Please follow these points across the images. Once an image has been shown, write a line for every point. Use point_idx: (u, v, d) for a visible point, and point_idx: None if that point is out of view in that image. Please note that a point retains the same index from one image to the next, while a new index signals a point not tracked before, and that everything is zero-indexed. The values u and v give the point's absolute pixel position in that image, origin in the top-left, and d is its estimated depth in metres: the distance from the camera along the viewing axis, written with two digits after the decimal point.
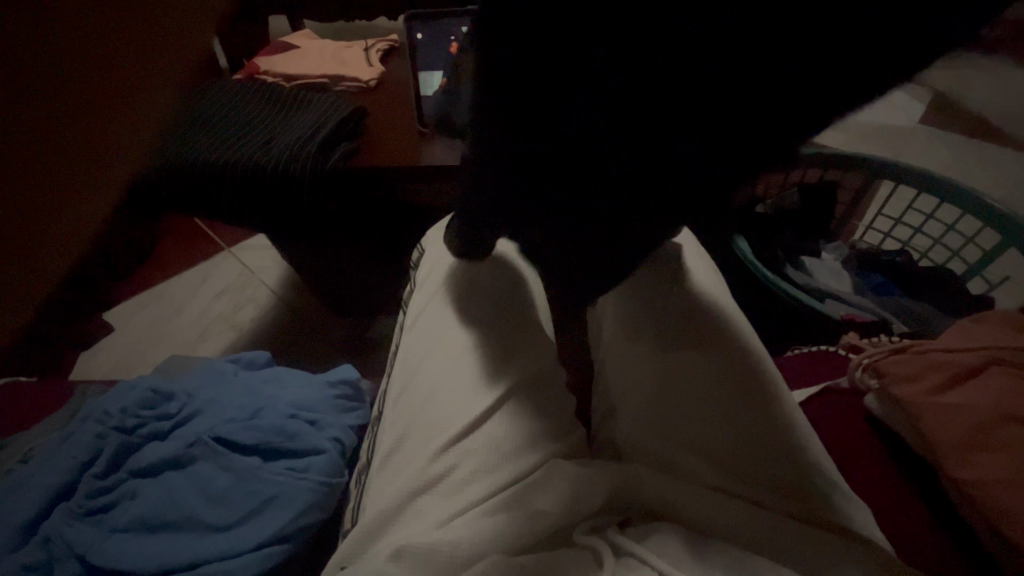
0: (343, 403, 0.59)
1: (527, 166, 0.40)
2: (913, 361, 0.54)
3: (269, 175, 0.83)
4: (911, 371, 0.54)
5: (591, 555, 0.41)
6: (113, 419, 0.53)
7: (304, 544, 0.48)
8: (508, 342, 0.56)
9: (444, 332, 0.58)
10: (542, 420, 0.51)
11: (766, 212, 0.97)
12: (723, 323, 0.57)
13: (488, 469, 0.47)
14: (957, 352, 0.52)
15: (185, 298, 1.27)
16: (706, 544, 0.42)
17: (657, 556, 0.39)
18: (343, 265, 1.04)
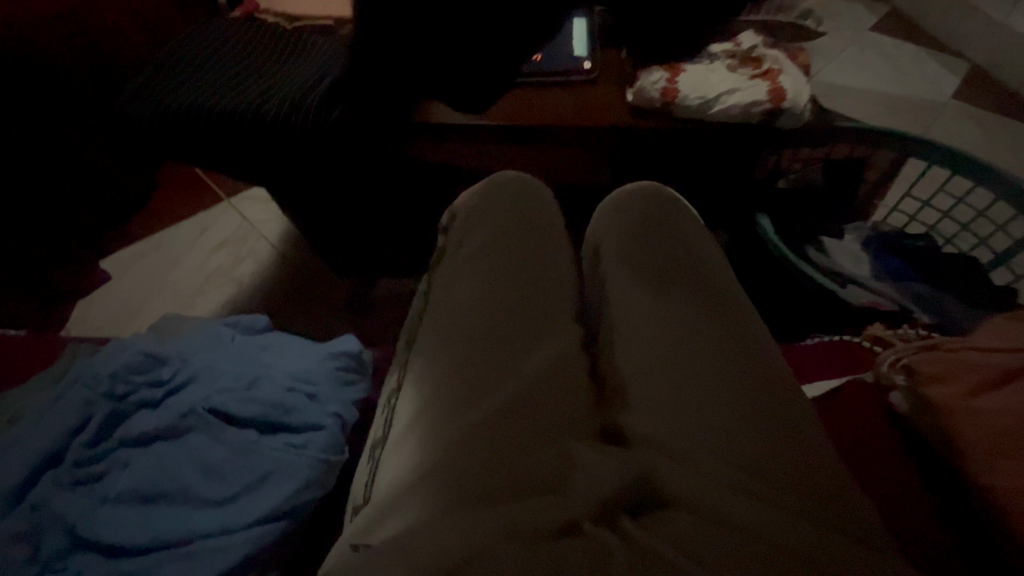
0: (345, 380, 0.56)
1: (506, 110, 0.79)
2: (935, 364, 0.51)
3: (267, 128, 0.79)
4: (935, 374, 0.51)
5: (597, 545, 0.38)
6: (103, 384, 0.51)
7: (301, 520, 0.46)
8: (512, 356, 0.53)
9: (461, 311, 0.56)
10: (557, 408, 0.50)
11: (787, 187, 0.94)
12: (735, 320, 0.57)
13: (496, 468, 0.44)
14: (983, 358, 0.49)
15: (184, 251, 1.24)
16: (721, 539, 0.39)
17: (673, 551, 0.38)
18: (345, 226, 1.00)
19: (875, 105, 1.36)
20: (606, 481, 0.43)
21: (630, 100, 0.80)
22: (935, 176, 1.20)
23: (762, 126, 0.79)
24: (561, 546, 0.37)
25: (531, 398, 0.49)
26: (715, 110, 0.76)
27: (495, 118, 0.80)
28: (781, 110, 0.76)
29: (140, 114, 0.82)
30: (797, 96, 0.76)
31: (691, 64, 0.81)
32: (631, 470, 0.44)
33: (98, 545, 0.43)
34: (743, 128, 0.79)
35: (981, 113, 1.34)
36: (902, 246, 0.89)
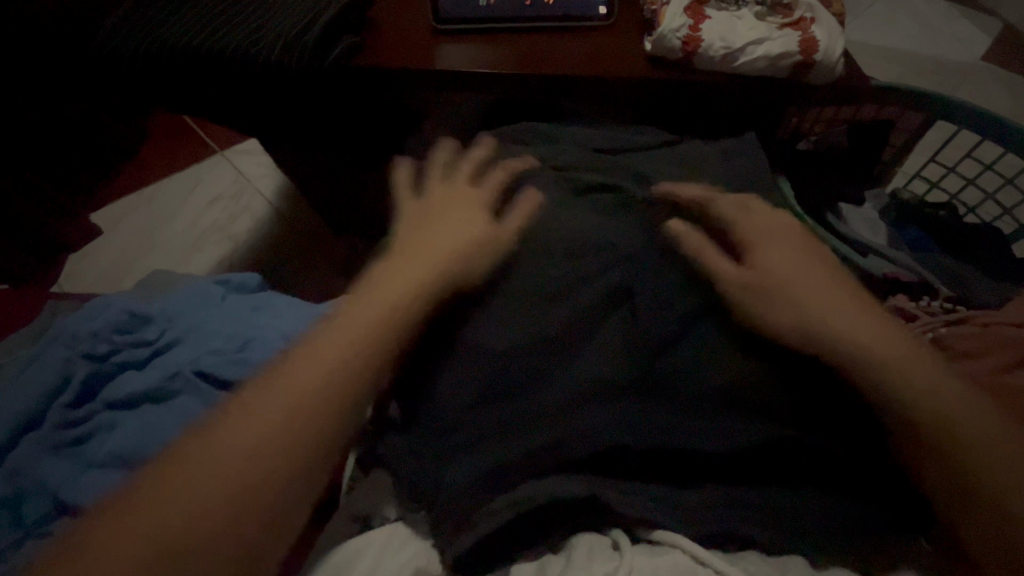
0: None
1: (521, 61, 0.75)
2: (774, 268, 0.44)
3: (260, 73, 0.73)
4: (835, 298, 0.42)
5: (607, 542, 0.38)
6: (84, 344, 0.51)
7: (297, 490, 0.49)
8: (519, 306, 0.45)
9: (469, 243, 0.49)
10: (585, 365, 0.42)
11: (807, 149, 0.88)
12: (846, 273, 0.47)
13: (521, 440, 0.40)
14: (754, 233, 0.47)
15: (178, 205, 1.20)
16: (724, 534, 0.38)
17: (693, 544, 0.37)
18: (341, 182, 0.95)
19: (900, 65, 1.28)
20: (609, 463, 0.40)
21: (648, 49, 0.74)
22: (960, 141, 1.14)
23: (790, 79, 0.73)
24: (565, 553, 0.37)
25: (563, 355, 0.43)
26: (740, 62, 0.71)
27: (502, 65, 0.75)
28: (813, 64, 0.70)
29: (119, 52, 0.76)
30: (830, 48, 0.70)
31: (717, 8, 0.73)
32: (641, 463, 0.40)
33: (82, 509, 0.44)
34: (770, 82, 0.73)
35: (1011, 75, 1.26)
36: (923, 214, 0.85)
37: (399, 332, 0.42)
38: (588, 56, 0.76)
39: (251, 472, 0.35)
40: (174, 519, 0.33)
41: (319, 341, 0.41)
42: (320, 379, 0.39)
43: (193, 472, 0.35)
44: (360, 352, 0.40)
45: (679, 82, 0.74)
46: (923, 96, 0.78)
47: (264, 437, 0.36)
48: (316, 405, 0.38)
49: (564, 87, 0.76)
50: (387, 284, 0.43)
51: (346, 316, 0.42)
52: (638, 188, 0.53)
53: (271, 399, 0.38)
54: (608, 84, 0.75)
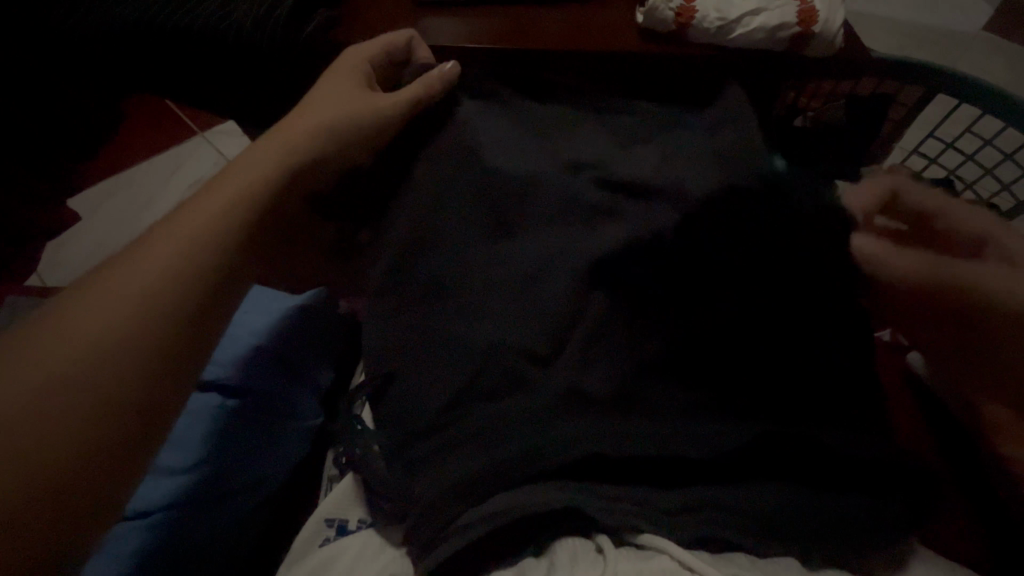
0: (301, 338, 0.56)
1: (506, 35, 0.72)
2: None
3: (229, 48, 0.68)
4: None
5: (592, 545, 0.36)
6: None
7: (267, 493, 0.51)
8: (483, 282, 0.44)
9: (445, 231, 0.46)
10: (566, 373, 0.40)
11: (803, 125, 0.85)
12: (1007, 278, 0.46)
13: (493, 453, 0.38)
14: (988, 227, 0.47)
15: (156, 190, 1.16)
16: (714, 536, 0.36)
17: (681, 548, 0.35)
18: None
19: (900, 36, 1.24)
20: (592, 463, 0.38)
21: (640, 21, 0.71)
22: (959, 115, 1.11)
23: (788, 51, 0.70)
24: (545, 559, 0.36)
25: (545, 365, 0.41)
26: (737, 34, 0.67)
27: (486, 39, 0.71)
28: (811, 35, 0.67)
29: (81, 29, 0.72)
30: (830, 19, 0.67)
31: None
32: (624, 463, 0.38)
33: None
34: (766, 56, 0.70)
35: (1010, 44, 1.22)
36: None
37: (250, 216, 0.39)
38: (579, 29, 0.72)
39: (92, 358, 0.31)
40: (8, 413, 0.28)
41: (165, 231, 0.37)
42: (165, 260, 0.35)
43: (10, 369, 0.29)
44: (215, 233, 0.37)
45: (673, 54, 0.70)
46: (923, 69, 0.75)
47: (108, 322, 0.32)
48: (167, 285, 0.34)
49: (552, 63, 0.72)
50: (242, 175, 0.41)
51: (197, 205, 0.39)
52: None
53: (111, 288, 0.33)
54: (598, 60, 0.71)
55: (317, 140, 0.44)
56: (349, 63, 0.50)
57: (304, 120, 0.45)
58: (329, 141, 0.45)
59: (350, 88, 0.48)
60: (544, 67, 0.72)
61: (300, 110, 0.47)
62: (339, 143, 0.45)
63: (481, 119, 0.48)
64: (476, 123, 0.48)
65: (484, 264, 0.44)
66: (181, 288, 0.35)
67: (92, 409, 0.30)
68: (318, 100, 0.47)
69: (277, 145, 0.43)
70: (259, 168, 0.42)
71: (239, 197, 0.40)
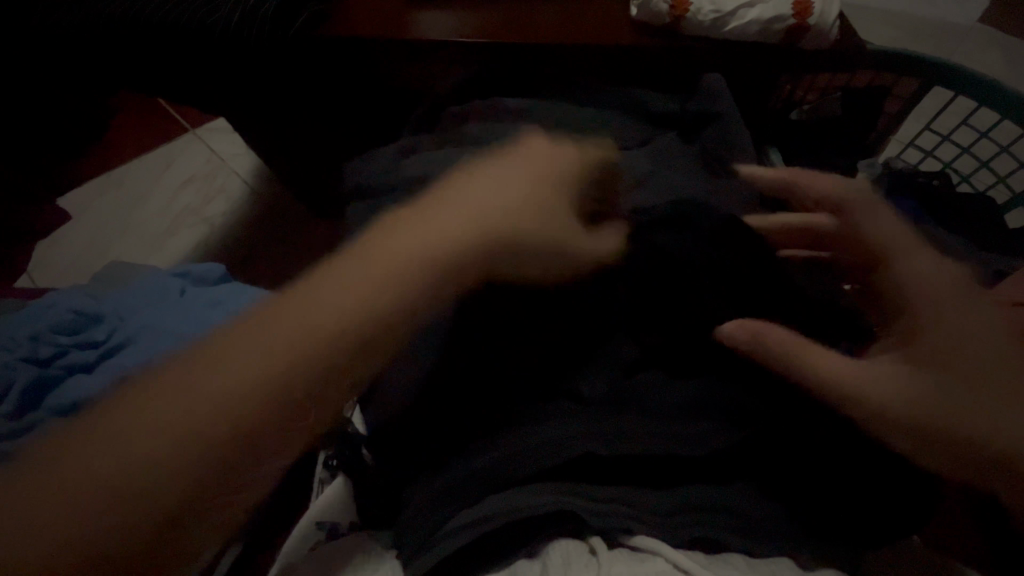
0: None
1: (499, 29, 0.71)
2: (933, 345, 0.37)
3: (218, 43, 0.67)
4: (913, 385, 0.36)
5: (586, 547, 0.35)
6: (23, 348, 0.49)
7: None
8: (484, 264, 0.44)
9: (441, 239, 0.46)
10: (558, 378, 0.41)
11: (800, 119, 0.84)
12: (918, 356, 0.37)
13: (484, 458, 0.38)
14: (923, 288, 0.40)
15: (148, 186, 1.15)
16: (707, 535, 0.36)
17: (676, 550, 0.35)
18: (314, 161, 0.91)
19: (897, 28, 1.23)
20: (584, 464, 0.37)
21: (635, 14, 0.71)
22: (956, 107, 1.10)
23: (784, 44, 0.69)
24: (537, 562, 0.35)
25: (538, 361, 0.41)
26: (731, 27, 0.67)
27: (479, 34, 0.70)
28: (807, 28, 0.67)
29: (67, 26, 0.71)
30: (826, 10, 0.67)
31: None
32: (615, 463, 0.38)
33: None
34: (761, 49, 0.69)
35: (1009, 38, 1.22)
36: (916, 185, 0.82)
37: (400, 303, 0.38)
38: (573, 23, 0.72)
39: (218, 419, 0.34)
40: (161, 444, 0.33)
41: (281, 322, 0.38)
42: (309, 340, 0.36)
43: (179, 403, 0.34)
44: (306, 350, 0.36)
45: (669, 48, 0.70)
46: (919, 60, 0.74)
47: (187, 421, 0.33)
48: (243, 403, 0.34)
49: (547, 58, 0.71)
50: (392, 255, 0.40)
51: (315, 296, 0.39)
52: (618, 172, 0.49)
53: (209, 376, 0.35)
54: (593, 55, 0.70)
55: (473, 237, 0.41)
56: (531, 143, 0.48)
57: (467, 203, 0.43)
58: (477, 237, 0.41)
59: (527, 176, 0.45)
60: (539, 62, 0.71)
61: (459, 184, 0.45)
62: (493, 240, 0.41)
63: (454, 148, 0.52)
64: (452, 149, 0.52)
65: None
66: (250, 411, 0.34)
67: (120, 500, 0.31)
68: (486, 183, 0.44)
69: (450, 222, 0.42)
70: (427, 237, 0.41)
71: (352, 300, 0.38)
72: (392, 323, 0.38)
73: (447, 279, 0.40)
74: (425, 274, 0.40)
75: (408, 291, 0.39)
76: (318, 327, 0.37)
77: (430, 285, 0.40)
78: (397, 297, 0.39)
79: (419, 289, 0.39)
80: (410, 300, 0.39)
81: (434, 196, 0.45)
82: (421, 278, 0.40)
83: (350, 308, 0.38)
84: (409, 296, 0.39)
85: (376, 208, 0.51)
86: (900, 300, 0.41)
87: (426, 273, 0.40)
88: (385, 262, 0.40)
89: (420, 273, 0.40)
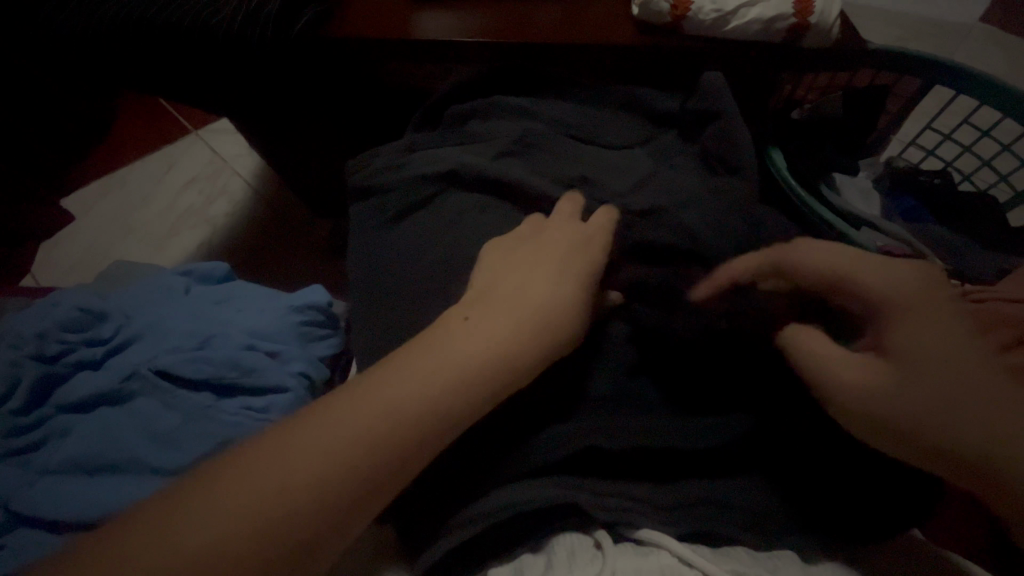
0: (312, 340, 0.53)
1: (500, 29, 0.71)
2: (908, 349, 0.32)
3: (220, 44, 0.68)
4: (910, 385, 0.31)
5: (590, 540, 0.36)
6: (30, 345, 0.49)
7: None
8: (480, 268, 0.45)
9: (442, 241, 0.47)
10: (559, 380, 0.40)
11: (800, 118, 0.84)
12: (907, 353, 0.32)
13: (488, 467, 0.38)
14: (885, 295, 0.34)
15: (152, 187, 1.15)
16: (710, 530, 0.36)
17: (679, 544, 0.35)
18: (316, 161, 0.91)
19: (898, 27, 1.23)
20: (584, 461, 0.38)
21: (636, 13, 0.71)
22: (957, 106, 1.10)
23: (784, 43, 0.69)
24: (542, 556, 0.35)
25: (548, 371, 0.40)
26: (732, 26, 0.67)
27: (480, 33, 0.71)
28: (807, 27, 0.67)
29: (70, 28, 0.72)
30: (827, 9, 0.67)
31: None
32: (615, 460, 0.38)
33: (38, 520, 0.41)
34: (762, 49, 0.69)
35: (1010, 36, 1.22)
36: (914, 183, 0.82)
37: (513, 372, 0.33)
38: (575, 23, 0.72)
39: (302, 489, 0.26)
40: (225, 512, 0.25)
41: (362, 397, 0.30)
42: (412, 409, 0.30)
43: (260, 465, 0.26)
44: (399, 433, 0.29)
45: (670, 47, 0.70)
46: (920, 59, 0.74)
47: (252, 513, 0.25)
48: (317, 496, 0.26)
49: (548, 57, 0.71)
50: (500, 310, 0.35)
51: (400, 368, 0.31)
52: (617, 172, 0.50)
53: (276, 454, 0.27)
54: (594, 56, 0.71)
55: (540, 339, 0.34)
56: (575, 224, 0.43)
57: (533, 289, 0.36)
58: (547, 337, 0.35)
59: (576, 270, 0.39)
60: (539, 61, 0.71)
61: (520, 264, 0.39)
62: (556, 344, 0.35)
63: (454, 149, 0.53)
64: (452, 151, 0.53)
65: (479, 266, 0.44)
66: (328, 504, 0.27)
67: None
68: (548, 267, 0.38)
69: (552, 279, 0.38)
70: (530, 290, 0.36)
71: (448, 378, 0.31)
72: (499, 393, 0.32)
73: (557, 342, 0.35)
74: (540, 336, 0.34)
75: (521, 356, 0.33)
76: (414, 398, 0.30)
77: (544, 348, 0.34)
78: (510, 364, 0.33)
79: (530, 352, 0.34)
80: (520, 368, 0.33)
81: (488, 276, 0.38)
82: (533, 341, 0.34)
83: (456, 372, 0.31)
84: (520, 363, 0.33)
85: (375, 209, 0.53)
86: (865, 305, 0.35)
87: (537, 336, 0.34)
88: (495, 320, 0.34)
89: (535, 336, 0.34)
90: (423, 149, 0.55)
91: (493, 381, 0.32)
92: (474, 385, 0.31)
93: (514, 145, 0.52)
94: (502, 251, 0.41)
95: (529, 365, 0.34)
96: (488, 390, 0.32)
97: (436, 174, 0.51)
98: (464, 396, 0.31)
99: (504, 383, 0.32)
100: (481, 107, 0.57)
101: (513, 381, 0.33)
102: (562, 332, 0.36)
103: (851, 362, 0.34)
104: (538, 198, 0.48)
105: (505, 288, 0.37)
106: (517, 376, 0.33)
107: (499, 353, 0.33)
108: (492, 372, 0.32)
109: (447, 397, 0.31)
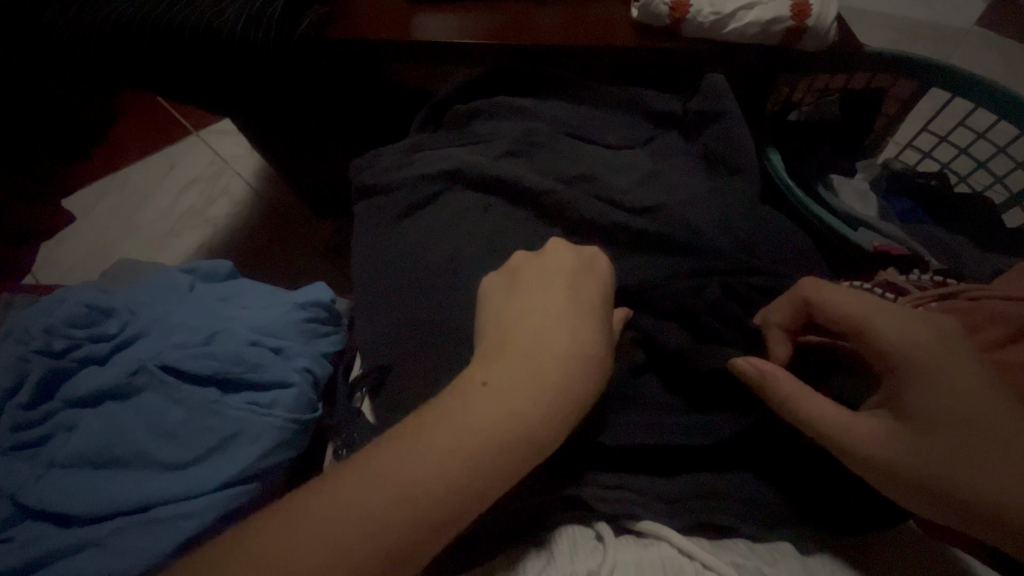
0: (317, 342, 0.53)
1: (500, 31, 0.72)
2: (926, 415, 0.31)
3: (224, 46, 0.68)
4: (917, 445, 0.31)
5: (592, 533, 0.36)
6: (36, 340, 0.49)
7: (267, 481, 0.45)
8: (483, 265, 0.45)
9: (443, 239, 0.48)
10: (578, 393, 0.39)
11: (799, 119, 0.84)
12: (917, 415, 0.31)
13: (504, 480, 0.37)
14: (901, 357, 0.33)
15: (153, 188, 1.16)
16: (710, 523, 0.37)
17: (680, 537, 0.35)
18: (316, 161, 0.92)
19: (893, 31, 1.24)
20: (586, 455, 0.39)
21: (635, 16, 0.72)
22: (952, 109, 1.11)
23: (782, 47, 0.70)
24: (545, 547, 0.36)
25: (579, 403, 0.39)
26: (731, 28, 0.67)
27: (480, 35, 0.71)
28: (806, 30, 0.67)
29: (74, 30, 0.72)
30: (825, 13, 0.67)
31: None
32: (616, 454, 0.39)
33: (48, 513, 0.42)
34: (760, 51, 0.70)
35: (1004, 39, 1.23)
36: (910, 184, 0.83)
37: (541, 405, 0.32)
38: (574, 25, 0.72)
39: (347, 543, 0.27)
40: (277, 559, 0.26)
41: (388, 460, 0.29)
42: (447, 464, 0.29)
43: (306, 520, 0.27)
44: (415, 505, 0.28)
45: (669, 49, 0.70)
46: (916, 62, 0.75)
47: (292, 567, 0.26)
48: (365, 544, 0.27)
49: (548, 58, 0.72)
50: (524, 351, 0.34)
51: (414, 439, 0.30)
52: (617, 172, 0.50)
53: (294, 519, 0.27)
54: (594, 57, 0.71)
55: (562, 398, 0.33)
56: (575, 247, 0.42)
57: (553, 325, 0.35)
58: (564, 375, 0.33)
59: (587, 294, 0.38)
60: (539, 62, 0.72)
61: (533, 304, 0.37)
62: (581, 402, 0.33)
63: (455, 149, 0.53)
64: (451, 152, 0.53)
65: (480, 264, 0.45)
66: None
67: None
68: (559, 284, 0.38)
69: (565, 298, 0.37)
70: (551, 316, 0.36)
71: (463, 448, 0.30)
72: (540, 446, 0.31)
73: (580, 363, 0.34)
74: (571, 378, 0.33)
75: (551, 394, 0.32)
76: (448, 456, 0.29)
77: (574, 385, 0.33)
78: (542, 407, 0.32)
79: (560, 392, 0.33)
80: (551, 405, 0.32)
81: (511, 312, 0.37)
82: (563, 382, 0.33)
83: (489, 426, 0.31)
84: (552, 404, 0.32)
85: (377, 209, 0.53)
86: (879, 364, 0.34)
87: (563, 371, 0.33)
88: (522, 370, 0.33)
89: (558, 367, 0.33)
90: (424, 149, 0.55)
91: (527, 428, 0.31)
92: (508, 434, 0.31)
93: (515, 145, 0.52)
94: (516, 271, 0.40)
95: (563, 408, 0.32)
96: (522, 436, 0.31)
97: (437, 174, 0.51)
98: (497, 443, 0.30)
99: (538, 432, 0.31)
100: (481, 109, 0.57)
101: (549, 430, 0.32)
102: (587, 358, 0.35)
103: (862, 422, 0.33)
104: (539, 197, 0.48)
105: (528, 331, 0.35)
106: (549, 415, 0.32)
107: (528, 395, 0.32)
108: (524, 417, 0.31)
109: (482, 453, 0.30)
